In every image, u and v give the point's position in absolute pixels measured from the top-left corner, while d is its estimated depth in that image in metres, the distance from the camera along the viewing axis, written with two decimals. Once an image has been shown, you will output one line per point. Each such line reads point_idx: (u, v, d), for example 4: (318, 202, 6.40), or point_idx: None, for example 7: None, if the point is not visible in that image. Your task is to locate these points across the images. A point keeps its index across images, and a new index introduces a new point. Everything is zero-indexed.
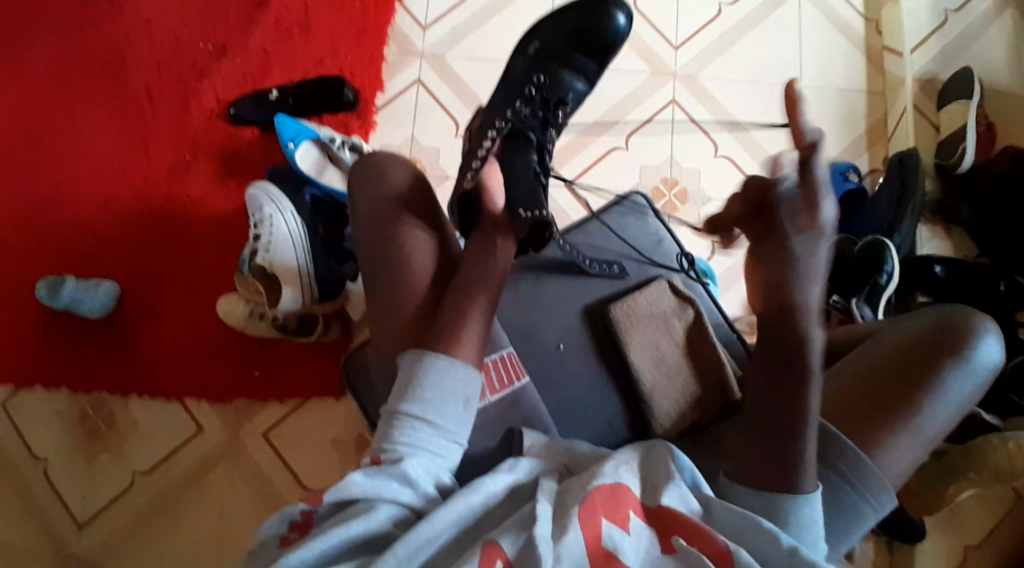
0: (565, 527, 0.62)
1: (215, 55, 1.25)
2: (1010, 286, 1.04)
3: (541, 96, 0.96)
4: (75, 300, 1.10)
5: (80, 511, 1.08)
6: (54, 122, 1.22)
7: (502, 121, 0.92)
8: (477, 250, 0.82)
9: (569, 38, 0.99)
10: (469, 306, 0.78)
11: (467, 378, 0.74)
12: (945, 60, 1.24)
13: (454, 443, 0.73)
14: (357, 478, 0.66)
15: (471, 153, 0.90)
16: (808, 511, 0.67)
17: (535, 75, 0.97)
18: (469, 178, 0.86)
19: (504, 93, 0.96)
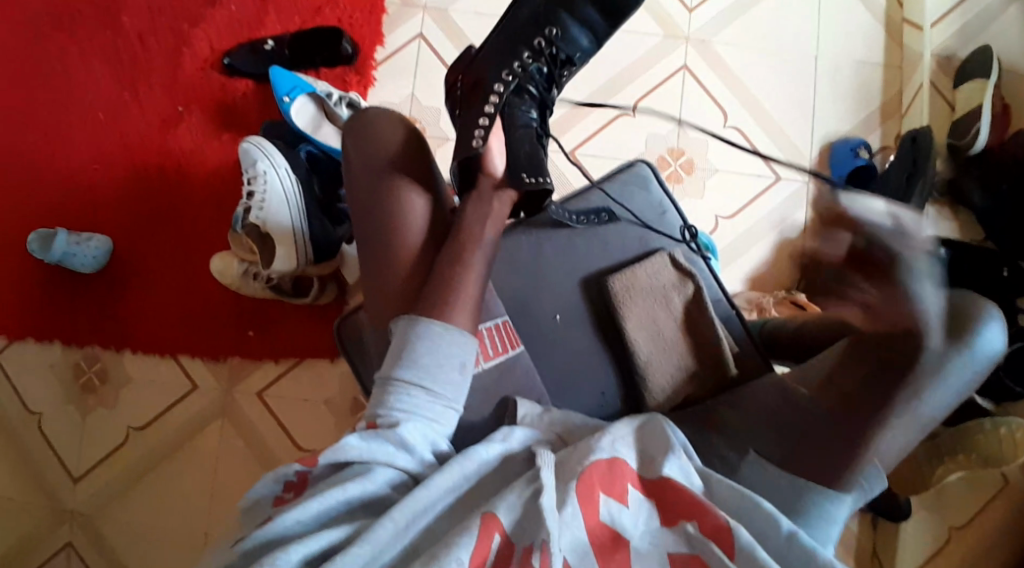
0: (562, 501, 0.62)
1: (208, 0, 1.20)
2: (1014, 272, 1.03)
3: (548, 52, 0.89)
4: (67, 254, 1.08)
5: (75, 465, 1.10)
6: (44, 67, 1.18)
7: (509, 74, 0.86)
8: (476, 214, 0.81)
9: None
10: (464, 270, 0.77)
11: (462, 344, 0.72)
12: (966, 36, 1.19)
13: (451, 408, 0.71)
14: (353, 441, 0.65)
15: (474, 107, 0.84)
16: (833, 510, 0.72)
17: (546, 27, 0.88)
18: (478, 140, 0.82)
19: (507, 38, 0.87)
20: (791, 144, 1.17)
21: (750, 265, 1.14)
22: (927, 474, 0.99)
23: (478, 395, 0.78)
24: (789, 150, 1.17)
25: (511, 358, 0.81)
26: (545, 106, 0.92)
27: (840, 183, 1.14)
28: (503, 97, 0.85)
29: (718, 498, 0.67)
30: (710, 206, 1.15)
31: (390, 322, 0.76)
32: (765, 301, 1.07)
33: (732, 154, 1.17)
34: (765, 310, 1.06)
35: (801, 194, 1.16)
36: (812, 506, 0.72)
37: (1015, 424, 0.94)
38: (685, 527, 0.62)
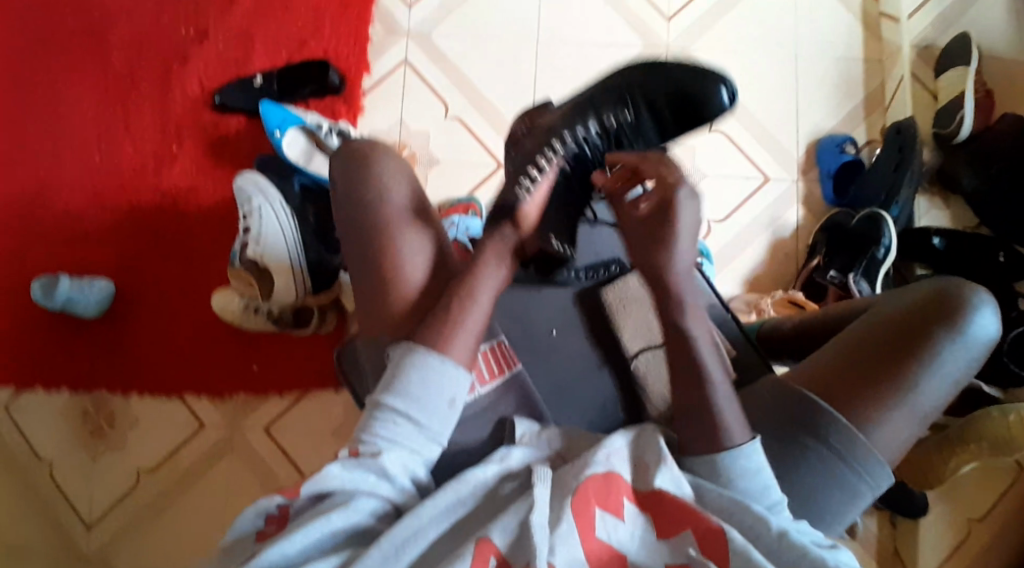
0: (558, 518, 0.62)
1: (197, 41, 1.23)
2: (1010, 257, 1.04)
3: (615, 132, 0.81)
4: (70, 299, 1.10)
5: (87, 511, 1.10)
6: (39, 117, 1.21)
7: (569, 137, 0.81)
8: (490, 257, 0.79)
9: (672, 93, 0.79)
10: (466, 299, 0.76)
11: (452, 377, 0.72)
12: (943, 25, 1.20)
13: (434, 441, 0.72)
14: (336, 470, 0.66)
15: (526, 156, 0.82)
16: (744, 463, 0.68)
17: (622, 108, 0.80)
18: (522, 190, 0.80)
19: (581, 107, 0.82)
20: (777, 144, 1.17)
21: (745, 267, 1.14)
22: (940, 465, 0.99)
23: (471, 418, 0.79)
24: (775, 149, 1.17)
25: (508, 379, 0.82)
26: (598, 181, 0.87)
27: (828, 180, 1.15)
28: (556, 159, 0.80)
29: (710, 504, 0.66)
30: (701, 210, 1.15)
31: (387, 347, 0.76)
32: (763, 301, 1.07)
33: (721, 158, 1.17)
34: (762, 311, 1.06)
35: (791, 193, 1.16)
36: (722, 471, 0.68)
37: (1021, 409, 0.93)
38: (680, 532, 0.62)
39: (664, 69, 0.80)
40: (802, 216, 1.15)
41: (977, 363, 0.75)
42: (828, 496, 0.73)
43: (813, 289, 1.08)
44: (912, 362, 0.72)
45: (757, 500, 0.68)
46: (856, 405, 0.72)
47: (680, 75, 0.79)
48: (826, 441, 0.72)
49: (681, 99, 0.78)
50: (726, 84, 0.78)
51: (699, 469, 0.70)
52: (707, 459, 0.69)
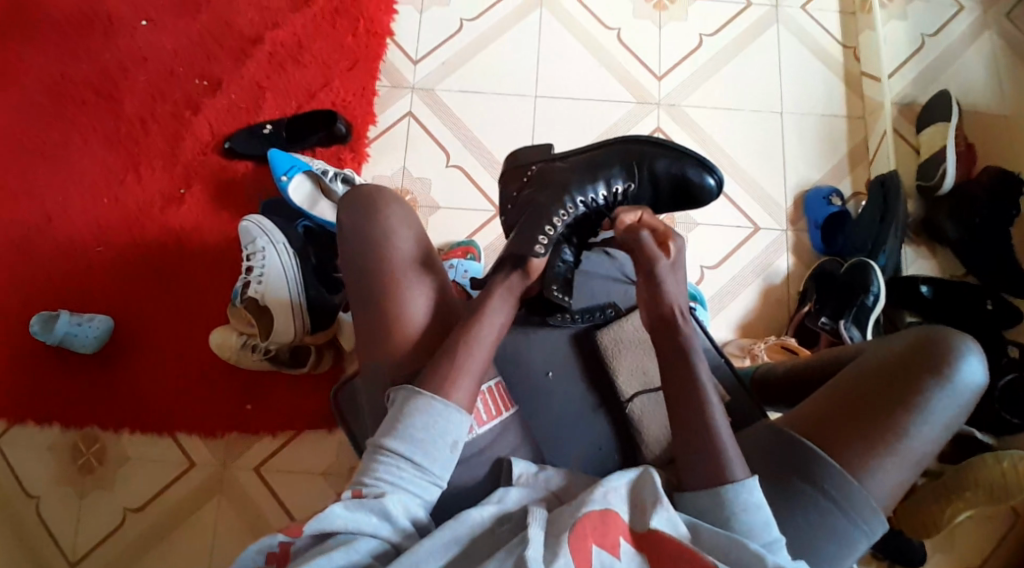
0: (555, 553, 0.61)
1: (210, 90, 1.28)
2: (997, 305, 1.07)
3: (617, 199, 0.91)
4: (69, 334, 1.10)
5: (71, 549, 1.08)
6: (52, 159, 1.24)
7: (580, 201, 0.87)
8: (497, 303, 0.79)
9: (669, 173, 0.92)
10: (470, 334, 0.76)
11: (456, 422, 0.71)
12: (922, 85, 1.26)
13: (435, 484, 0.70)
14: (338, 510, 0.64)
15: (544, 211, 0.84)
16: (746, 499, 0.67)
17: (624, 179, 0.91)
18: (540, 247, 0.81)
19: (592, 168, 0.89)
20: (766, 196, 1.22)
21: (736, 314, 1.16)
22: (938, 516, 0.96)
23: (470, 458, 0.77)
24: (765, 201, 1.21)
25: (506, 420, 0.80)
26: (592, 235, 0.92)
27: (817, 230, 1.18)
28: (572, 216, 0.86)
29: (707, 545, 0.65)
30: (693, 258, 1.19)
31: (389, 390, 0.75)
32: (756, 347, 1.09)
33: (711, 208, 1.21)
34: (756, 356, 1.08)
35: (781, 242, 1.19)
36: (723, 506, 0.67)
37: (1017, 456, 0.92)
38: None
39: (669, 150, 0.92)
40: (793, 263, 1.18)
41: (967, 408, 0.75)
42: (820, 543, 0.72)
43: (805, 334, 1.12)
44: (901, 407, 0.72)
45: (756, 538, 0.67)
46: (849, 449, 0.72)
47: (684, 159, 0.92)
48: (820, 487, 0.71)
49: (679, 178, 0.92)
50: (717, 174, 0.93)
51: (698, 505, 0.69)
52: (710, 493, 0.68)
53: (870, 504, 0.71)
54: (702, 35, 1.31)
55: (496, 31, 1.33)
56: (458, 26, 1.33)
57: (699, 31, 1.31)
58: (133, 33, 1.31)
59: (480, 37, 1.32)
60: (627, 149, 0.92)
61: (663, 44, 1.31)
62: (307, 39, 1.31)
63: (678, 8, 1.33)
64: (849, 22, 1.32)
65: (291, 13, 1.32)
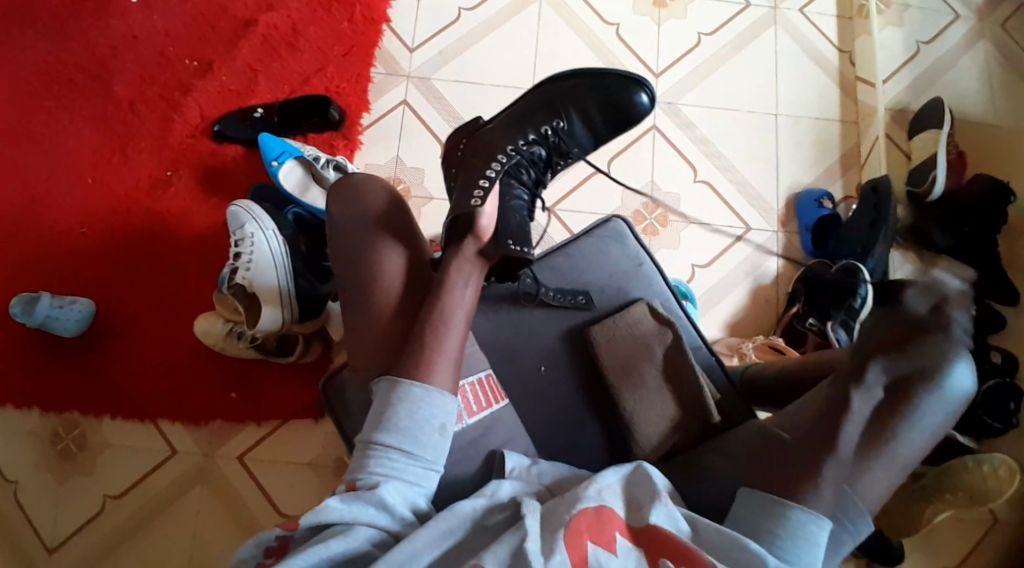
0: (551, 550, 0.60)
1: (200, 71, 1.26)
2: (981, 310, 1.10)
3: (552, 139, 0.90)
4: (50, 317, 1.08)
5: (50, 536, 1.06)
6: (34, 136, 1.21)
7: (512, 148, 0.87)
8: (455, 274, 0.78)
9: (595, 99, 0.91)
10: (448, 326, 0.74)
11: (441, 403, 0.71)
12: (915, 91, 1.27)
13: (432, 470, 0.69)
14: (334, 503, 0.64)
15: (475, 168, 0.84)
16: (814, 530, 0.69)
17: (552, 119, 0.90)
18: (477, 199, 0.80)
19: (515, 121, 0.89)
20: (758, 196, 1.23)
21: (726, 313, 1.18)
22: (918, 516, 0.99)
23: (463, 450, 0.76)
24: (756, 203, 1.23)
25: (495, 413, 0.80)
26: (538, 186, 0.92)
27: (806, 232, 1.19)
28: (505, 166, 0.85)
29: (705, 542, 0.65)
30: (685, 255, 1.20)
31: (371, 383, 0.75)
32: (745, 346, 1.10)
33: (705, 208, 1.22)
34: (745, 355, 1.09)
35: (772, 242, 1.21)
36: (787, 527, 0.69)
37: (997, 460, 0.93)
38: None
39: (588, 82, 0.92)
40: (782, 265, 1.20)
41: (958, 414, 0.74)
42: None
43: (792, 336, 1.13)
44: (886, 413, 0.73)
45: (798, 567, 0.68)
46: None
47: (604, 85, 0.92)
48: None
49: (606, 104, 0.91)
50: (646, 88, 0.92)
51: (760, 517, 0.70)
52: (771, 518, 0.69)
53: (863, 507, 0.72)
54: (700, 34, 1.31)
55: (495, 21, 1.32)
56: (456, 16, 1.32)
57: (698, 29, 1.31)
58: (124, 11, 1.28)
59: (478, 27, 1.31)
60: (547, 91, 0.91)
61: (662, 42, 1.31)
62: (302, 22, 1.29)
63: (678, 6, 1.33)
64: (845, 26, 1.33)
65: None
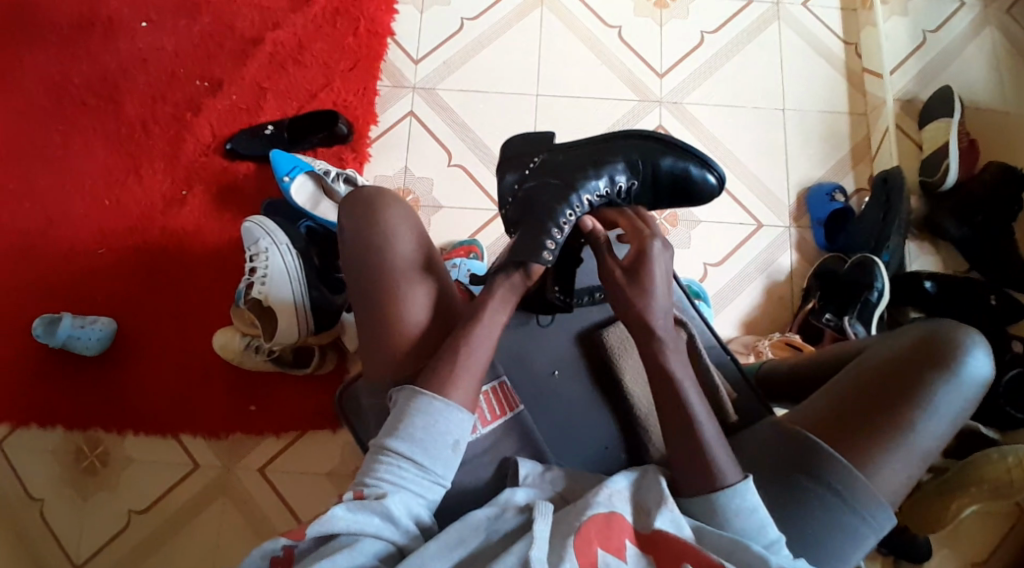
0: (559, 558, 0.60)
1: (210, 90, 1.28)
2: (1001, 300, 1.07)
3: (620, 195, 0.86)
4: (71, 337, 1.10)
5: (76, 552, 1.08)
6: (53, 160, 1.24)
7: (586, 200, 0.82)
8: (498, 300, 0.76)
9: (671, 170, 0.87)
10: (471, 335, 0.74)
11: (459, 422, 0.71)
12: (923, 81, 1.26)
13: (439, 484, 0.70)
14: (340, 512, 0.64)
15: (544, 218, 0.79)
16: (739, 503, 0.66)
17: (625, 175, 0.86)
18: (549, 253, 0.78)
19: (590, 165, 0.84)
20: (769, 193, 1.22)
21: (740, 310, 1.17)
22: (942, 510, 0.97)
23: (474, 456, 0.76)
24: (766, 198, 1.22)
25: (509, 420, 0.80)
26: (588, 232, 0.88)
27: (819, 226, 1.18)
28: (576, 217, 0.81)
29: (711, 545, 0.65)
30: (696, 255, 1.19)
31: (392, 389, 0.75)
32: (760, 343, 1.09)
33: (714, 206, 1.22)
34: (761, 352, 1.08)
35: (784, 238, 1.20)
36: (716, 511, 0.66)
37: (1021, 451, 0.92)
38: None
39: (670, 148, 0.88)
40: (795, 260, 1.19)
41: (973, 404, 0.74)
42: (832, 540, 0.71)
43: (808, 331, 1.10)
44: (908, 405, 0.71)
45: (757, 539, 0.66)
46: (862, 446, 0.71)
47: (673, 154, 0.88)
48: (825, 481, 0.71)
49: (681, 175, 0.88)
50: (716, 171, 0.89)
51: (695, 512, 0.68)
52: (702, 498, 0.67)
53: (881, 498, 0.70)
54: (703, 32, 1.31)
55: (497, 30, 1.33)
56: (458, 26, 1.33)
57: (701, 28, 1.31)
58: (135, 35, 1.31)
59: (481, 36, 1.32)
60: (624, 144, 0.87)
61: (665, 42, 1.31)
62: (307, 39, 1.30)
63: (679, 6, 1.33)
64: (849, 18, 1.32)
65: (292, 14, 1.32)
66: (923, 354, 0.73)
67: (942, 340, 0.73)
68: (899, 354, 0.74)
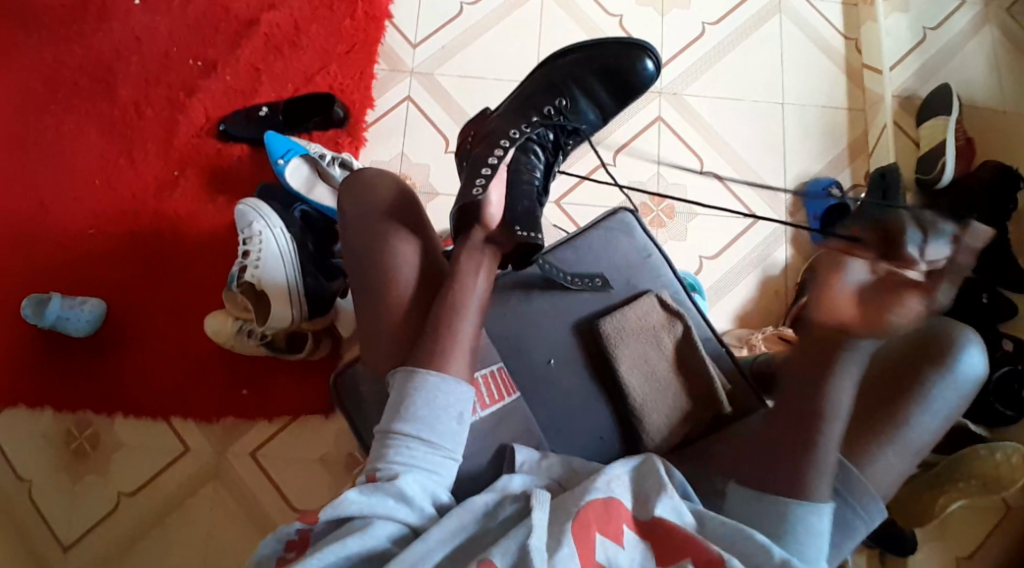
0: (558, 543, 0.61)
1: (204, 72, 1.26)
2: (993, 298, 1.09)
3: (557, 117, 0.93)
4: (61, 318, 1.09)
5: (65, 534, 1.07)
6: (43, 139, 1.22)
7: (516, 131, 0.88)
8: (467, 266, 0.78)
9: (599, 71, 0.94)
10: (456, 317, 0.74)
11: (459, 393, 0.71)
12: (922, 78, 1.26)
13: (450, 459, 0.69)
14: (353, 496, 0.64)
15: (479, 157, 0.86)
16: (813, 522, 0.70)
17: (556, 99, 0.93)
18: (478, 188, 0.81)
19: (518, 105, 0.92)
20: (766, 186, 1.23)
21: (735, 305, 1.18)
22: (929, 504, 0.99)
23: (471, 444, 0.76)
24: (763, 192, 1.22)
25: (508, 405, 0.79)
26: (551, 169, 0.94)
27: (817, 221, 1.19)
28: (509, 151, 0.87)
29: (711, 534, 0.65)
30: (693, 248, 1.20)
31: (389, 373, 0.75)
32: (754, 337, 1.11)
33: (712, 198, 1.22)
34: (754, 345, 1.09)
35: (781, 233, 1.20)
36: (792, 524, 0.70)
37: (1010, 448, 0.93)
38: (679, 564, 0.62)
39: (591, 55, 0.94)
40: (791, 254, 1.20)
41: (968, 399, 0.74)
42: None
43: None
44: (901, 402, 0.72)
45: (805, 558, 0.70)
46: (856, 440, 0.72)
47: (607, 56, 0.94)
48: None
49: (610, 74, 0.94)
50: (649, 55, 0.95)
51: (756, 514, 0.71)
52: (781, 507, 0.71)
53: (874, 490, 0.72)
54: (704, 24, 1.30)
55: (496, 15, 1.31)
56: (458, 10, 1.31)
57: (702, 19, 1.31)
58: (127, 14, 1.28)
59: (480, 22, 1.31)
60: (547, 73, 0.94)
61: (666, 33, 1.30)
62: (304, 20, 1.29)
63: None
64: (851, 13, 1.32)
65: None
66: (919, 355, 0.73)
67: (940, 340, 0.73)
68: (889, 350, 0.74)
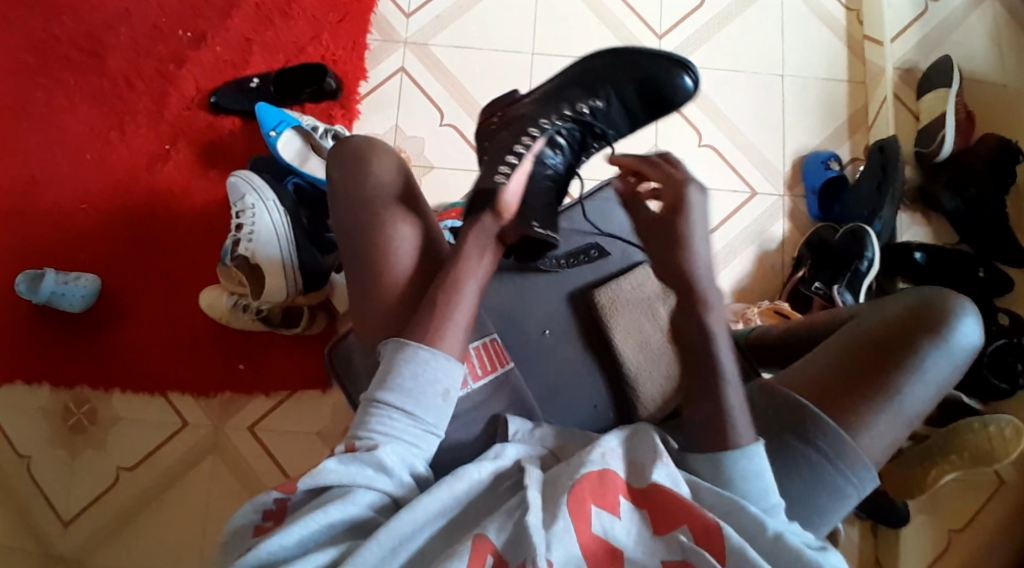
0: (554, 518, 0.61)
1: (194, 42, 1.24)
2: (989, 273, 1.10)
3: (589, 118, 0.90)
4: (56, 293, 1.09)
5: (65, 509, 1.08)
6: (32, 113, 1.20)
7: (546, 122, 0.86)
8: (472, 248, 0.75)
9: (637, 79, 0.91)
10: (449, 290, 0.73)
11: (448, 369, 0.70)
12: (923, 49, 1.25)
13: (432, 433, 0.69)
14: (331, 465, 0.64)
15: (504, 143, 0.83)
16: (745, 466, 0.67)
17: (590, 98, 0.90)
18: (501, 175, 0.79)
19: (552, 96, 0.89)
20: (764, 159, 1.22)
21: (732, 278, 1.18)
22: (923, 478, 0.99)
23: (464, 417, 0.76)
24: (762, 165, 1.21)
25: (500, 376, 0.79)
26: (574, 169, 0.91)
27: (814, 195, 1.18)
28: (536, 143, 0.84)
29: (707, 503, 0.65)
30: None
31: (379, 344, 0.74)
32: (749, 311, 1.10)
33: (710, 171, 1.21)
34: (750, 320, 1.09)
35: (778, 206, 1.20)
36: (724, 473, 0.67)
37: (1003, 422, 0.95)
38: (676, 537, 0.61)
39: (631, 61, 0.92)
40: (788, 229, 1.19)
41: (961, 371, 0.75)
42: (810, 492, 0.72)
43: (798, 300, 1.12)
44: (896, 371, 0.72)
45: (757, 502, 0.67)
46: (850, 407, 0.72)
47: (647, 64, 0.92)
48: (813, 442, 0.71)
49: (649, 84, 0.91)
50: (690, 73, 0.93)
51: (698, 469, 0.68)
52: (708, 458, 0.68)
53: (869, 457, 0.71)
54: None
55: None
56: None
57: None
58: None
59: None
60: (585, 70, 0.91)
61: (665, 4, 1.28)
62: None
63: None
64: None
65: None
66: (915, 326, 0.74)
67: (934, 315, 0.74)
68: (883, 323, 0.75)
